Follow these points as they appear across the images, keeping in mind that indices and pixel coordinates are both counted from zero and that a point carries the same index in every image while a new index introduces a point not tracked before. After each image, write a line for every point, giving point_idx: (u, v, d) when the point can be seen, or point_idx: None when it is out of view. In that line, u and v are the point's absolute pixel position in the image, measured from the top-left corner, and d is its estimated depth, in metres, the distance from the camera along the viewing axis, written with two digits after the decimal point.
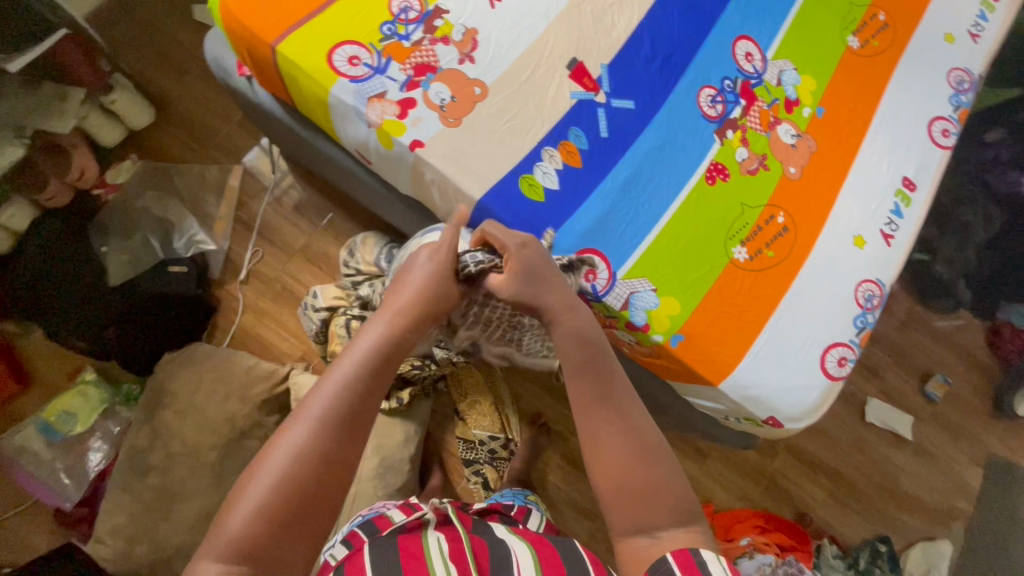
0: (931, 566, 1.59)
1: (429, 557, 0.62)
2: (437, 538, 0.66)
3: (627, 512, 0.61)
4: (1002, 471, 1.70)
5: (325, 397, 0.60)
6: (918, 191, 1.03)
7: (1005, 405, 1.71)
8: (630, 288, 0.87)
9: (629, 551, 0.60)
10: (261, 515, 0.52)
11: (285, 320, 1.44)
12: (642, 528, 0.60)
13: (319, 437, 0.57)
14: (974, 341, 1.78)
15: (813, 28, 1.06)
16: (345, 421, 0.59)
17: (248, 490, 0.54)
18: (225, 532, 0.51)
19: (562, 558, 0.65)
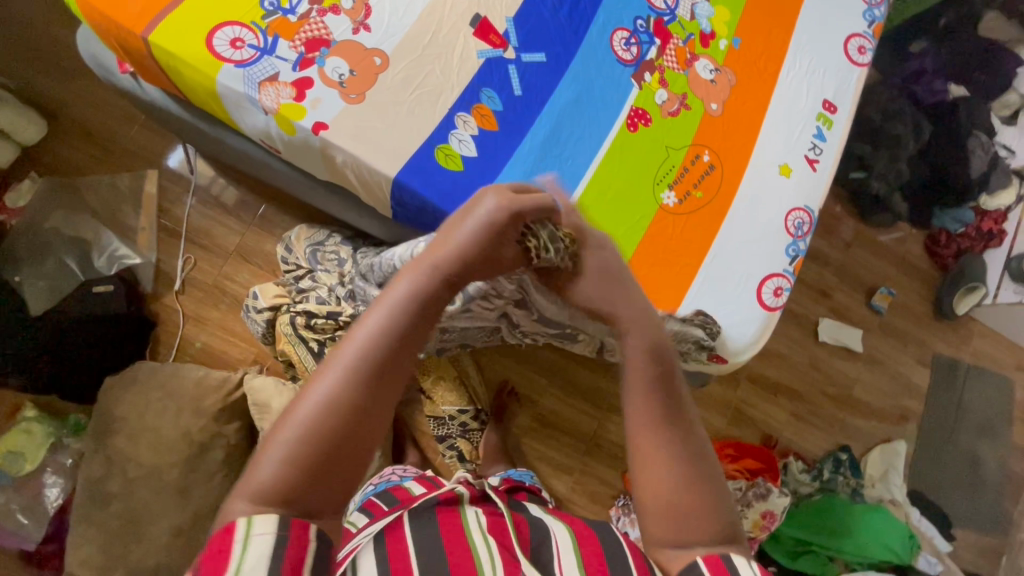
0: (889, 466, 1.69)
1: (468, 528, 0.61)
2: (475, 513, 0.65)
3: (666, 536, 0.56)
4: (946, 369, 1.81)
5: (362, 336, 0.53)
6: (839, 112, 1.03)
7: (945, 306, 1.80)
8: None
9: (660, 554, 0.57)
10: (292, 459, 0.48)
11: (231, 325, 1.39)
12: (677, 542, 0.56)
13: (353, 388, 0.51)
14: (914, 251, 1.86)
15: None
16: (383, 360, 0.53)
17: (279, 433, 0.49)
18: (258, 476, 0.48)
19: (603, 547, 0.59)
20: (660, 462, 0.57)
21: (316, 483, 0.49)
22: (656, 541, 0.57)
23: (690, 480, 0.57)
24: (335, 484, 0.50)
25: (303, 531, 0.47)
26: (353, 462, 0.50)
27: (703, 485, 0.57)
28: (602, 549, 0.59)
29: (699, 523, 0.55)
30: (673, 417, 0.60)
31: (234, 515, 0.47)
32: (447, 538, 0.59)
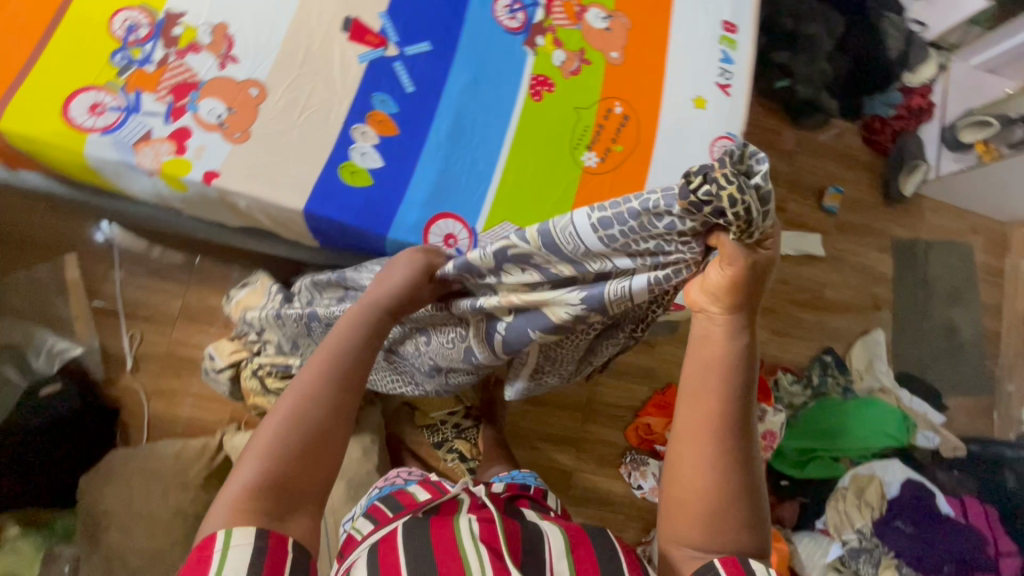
0: (873, 356, 1.73)
1: (458, 536, 0.58)
2: (468, 519, 0.61)
3: (698, 539, 0.59)
4: (906, 251, 1.85)
5: (319, 361, 0.63)
6: (741, 31, 1.01)
7: (893, 192, 1.82)
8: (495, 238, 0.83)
9: (673, 550, 0.61)
10: (265, 473, 0.54)
11: (196, 389, 1.34)
12: (702, 543, 0.59)
13: (320, 394, 0.60)
14: (852, 144, 1.87)
15: None
16: (342, 378, 0.62)
17: (255, 442, 0.56)
18: (234, 483, 0.53)
19: (597, 553, 0.61)
20: (699, 472, 0.59)
21: (291, 491, 0.55)
22: (685, 539, 0.60)
23: (730, 497, 0.59)
24: (304, 493, 0.55)
25: (281, 539, 0.51)
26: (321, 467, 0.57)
27: (743, 511, 0.59)
28: (596, 555, 0.60)
29: (732, 533, 0.59)
30: (733, 439, 0.59)
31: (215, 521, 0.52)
32: (436, 549, 0.57)
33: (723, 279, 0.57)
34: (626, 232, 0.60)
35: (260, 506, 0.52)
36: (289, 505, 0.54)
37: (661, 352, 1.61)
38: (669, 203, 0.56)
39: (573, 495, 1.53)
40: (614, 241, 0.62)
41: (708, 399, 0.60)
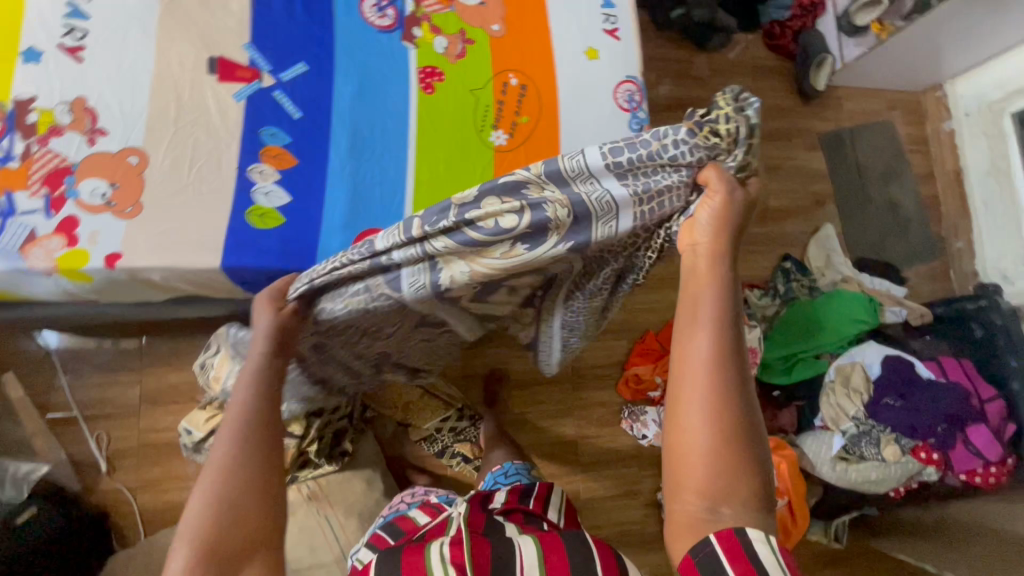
0: (829, 251, 1.78)
1: (427, 565, 0.60)
2: (440, 544, 0.62)
3: (708, 483, 0.61)
4: (834, 143, 1.89)
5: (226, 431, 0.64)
6: None
7: (807, 90, 1.85)
8: None
9: (683, 507, 0.63)
10: (210, 530, 0.57)
11: (181, 471, 1.30)
12: (715, 492, 0.61)
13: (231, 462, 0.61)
14: (759, 53, 1.89)
15: None
16: (248, 438, 0.63)
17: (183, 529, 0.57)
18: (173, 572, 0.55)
19: (567, 554, 0.62)
20: (697, 417, 0.63)
21: (239, 529, 0.58)
22: (696, 488, 0.62)
23: (728, 439, 0.62)
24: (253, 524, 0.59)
25: None
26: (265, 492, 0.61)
27: (746, 456, 0.62)
28: (567, 560, 0.62)
29: (741, 481, 0.62)
30: (728, 379, 0.64)
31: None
32: None
33: (712, 213, 0.73)
34: (635, 158, 0.74)
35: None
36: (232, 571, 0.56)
37: (631, 303, 1.63)
38: (677, 133, 0.73)
39: (584, 462, 1.55)
40: (621, 171, 0.76)
41: (701, 337, 0.66)
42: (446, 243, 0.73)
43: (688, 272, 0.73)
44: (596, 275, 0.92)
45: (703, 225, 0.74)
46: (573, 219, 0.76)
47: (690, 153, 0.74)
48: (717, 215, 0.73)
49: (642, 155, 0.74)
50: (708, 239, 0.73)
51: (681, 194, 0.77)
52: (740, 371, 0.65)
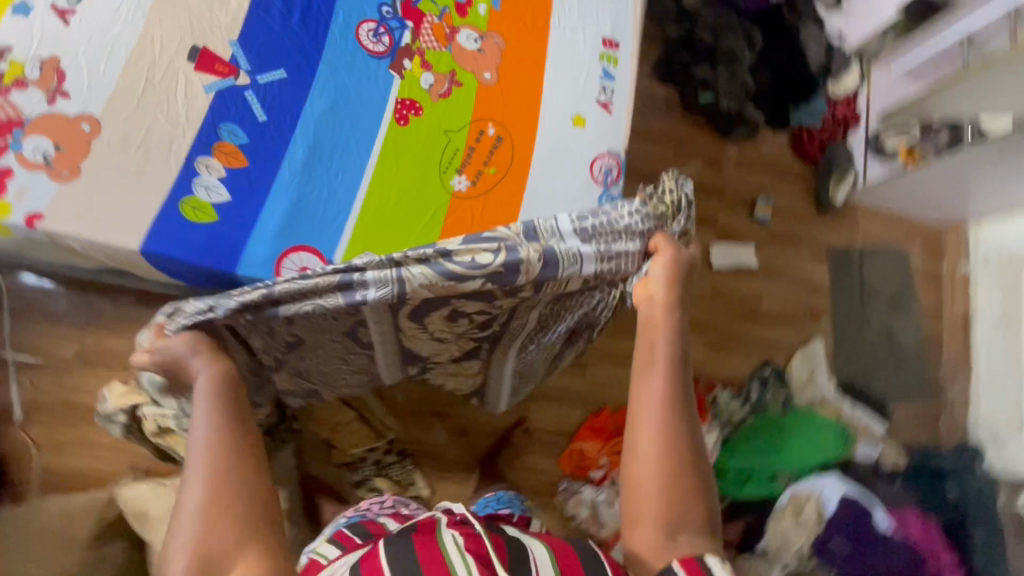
0: (813, 368, 1.70)
1: (444, 551, 0.59)
2: (452, 533, 0.62)
3: (662, 515, 0.70)
4: (841, 259, 1.83)
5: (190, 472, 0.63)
6: (622, 47, 0.99)
7: (823, 200, 1.81)
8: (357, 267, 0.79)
9: (640, 539, 0.70)
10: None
11: (93, 438, 1.27)
12: (668, 526, 0.69)
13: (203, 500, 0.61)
14: (782, 153, 1.86)
15: None
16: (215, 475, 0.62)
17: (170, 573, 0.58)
18: None
19: (581, 560, 0.64)
20: (650, 457, 0.72)
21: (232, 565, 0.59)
22: (652, 520, 0.70)
23: (676, 474, 0.71)
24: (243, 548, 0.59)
25: None
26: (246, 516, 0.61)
27: (695, 482, 0.72)
28: (581, 563, 0.63)
29: (690, 510, 0.70)
30: (678, 419, 0.73)
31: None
32: (425, 563, 0.58)
33: (665, 270, 0.80)
34: (597, 225, 0.79)
35: None
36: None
37: (593, 374, 1.57)
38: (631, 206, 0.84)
39: None
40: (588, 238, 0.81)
41: (653, 381, 0.75)
42: (423, 271, 0.72)
43: (644, 322, 0.80)
44: (549, 335, 0.99)
45: (656, 285, 0.80)
46: (544, 261, 0.76)
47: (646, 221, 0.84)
48: (667, 277, 0.80)
49: (604, 224, 0.79)
50: (665, 291, 0.79)
51: (635, 258, 0.82)
52: (687, 408, 0.75)
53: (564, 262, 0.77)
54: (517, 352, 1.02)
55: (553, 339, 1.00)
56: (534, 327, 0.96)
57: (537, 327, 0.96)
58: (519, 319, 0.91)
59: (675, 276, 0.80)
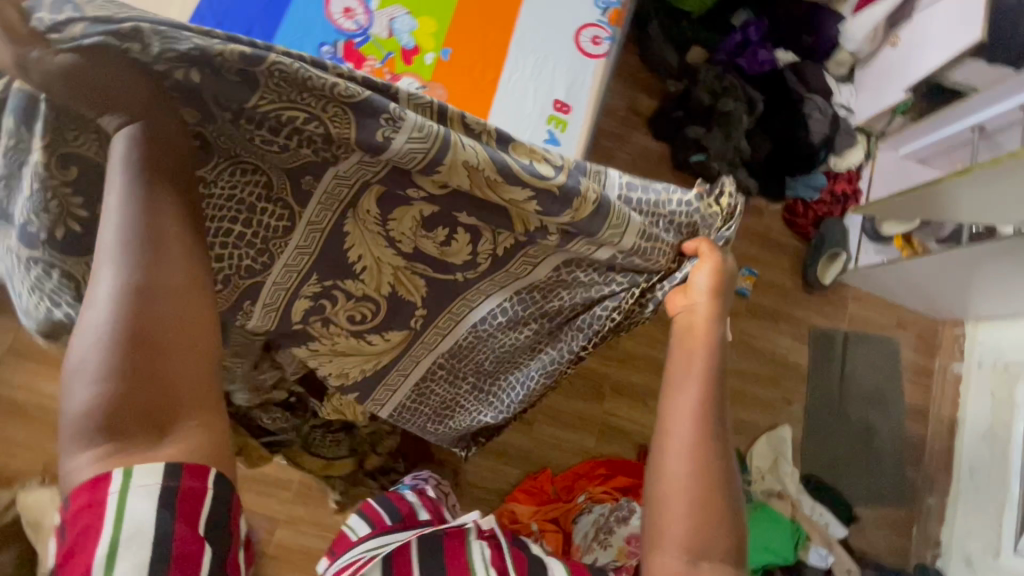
0: (778, 454, 1.60)
1: (471, 563, 0.68)
2: (479, 544, 0.71)
3: (684, 532, 0.65)
4: (823, 342, 1.73)
5: (117, 268, 0.50)
6: (574, 111, 0.94)
7: (811, 279, 1.72)
8: (386, 25, 0.92)
9: (663, 557, 0.65)
10: (115, 403, 0.47)
11: (11, 435, 1.26)
12: (692, 548, 0.65)
13: (122, 306, 0.49)
14: (775, 224, 1.78)
15: None
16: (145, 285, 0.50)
17: (78, 388, 0.47)
18: (70, 420, 0.47)
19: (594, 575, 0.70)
20: (681, 464, 0.67)
21: (170, 389, 0.48)
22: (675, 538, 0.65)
23: (706, 489, 0.66)
24: (190, 380, 0.50)
25: (201, 480, 0.48)
26: (191, 331, 0.51)
27: (722, 505, 0.66)
28: None
29: (719, 534, 0.65)
30: (711, 431, 0.68)
31: (82, 471, 0.46)
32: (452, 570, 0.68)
33: (711, 280, 0.74)
34: (643, 200, 0.73)
35: (112, 444, 0.46)
36: (164, 421, 0.48)
37: (539, 431, 1.51)
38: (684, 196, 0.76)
39: None
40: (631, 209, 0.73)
41: (691, 387, 0.70)
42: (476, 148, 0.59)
43: (683, 328, 0.75)
44: (507, 326, 0.84)
45: (699, 291, 0.75)
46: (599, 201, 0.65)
47: (694, 216, 0.76)
48: (714, 283, 0.74)
49: (650, 200, 0.74)
50: (706, 302, 0.74)
51: (669, 254, 0.76)
52: (720, 422, 0.70)
53: (613, 224, 0.68)
54: (464, 342, 0.86)
55: (511, 332, 0.85)
56: (503, 306, 0.81)
57: (501, 304, 0.81)
58: (495, 283, 0.78)
59: (718, 288, 0.74)
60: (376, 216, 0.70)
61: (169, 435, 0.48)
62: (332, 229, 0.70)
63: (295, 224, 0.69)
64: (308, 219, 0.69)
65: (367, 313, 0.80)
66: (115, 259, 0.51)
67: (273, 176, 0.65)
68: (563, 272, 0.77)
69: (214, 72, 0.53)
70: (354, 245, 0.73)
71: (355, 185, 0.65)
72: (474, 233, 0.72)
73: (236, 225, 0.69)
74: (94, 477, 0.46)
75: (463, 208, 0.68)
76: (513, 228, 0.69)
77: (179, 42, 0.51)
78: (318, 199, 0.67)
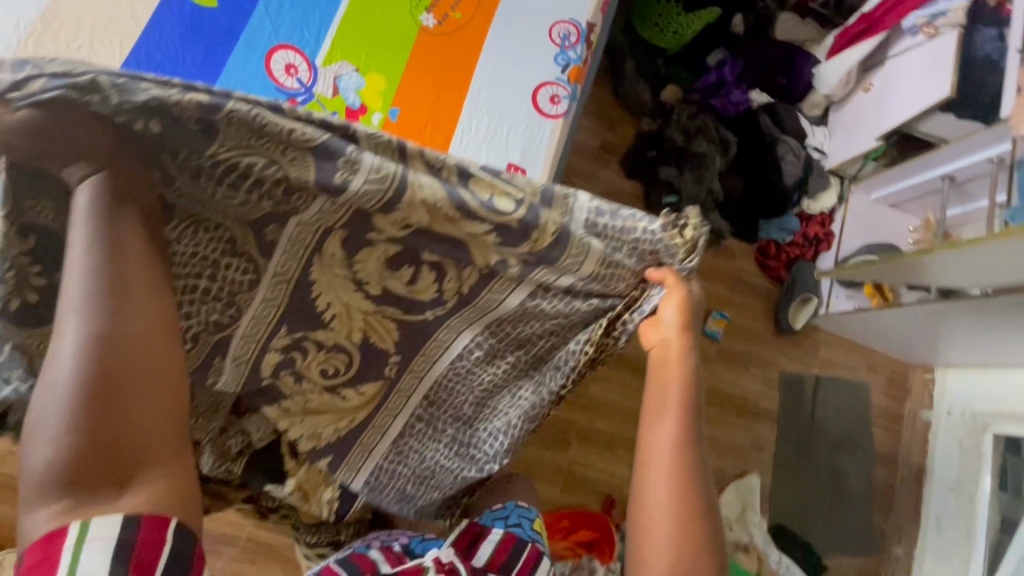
0: (745, 505, 1.56)
1: None
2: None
3: None
4: (794, 387, 1.71)
5: (75, 306, 0.42)
6: (530, 176, 0.90)
7: (783, 322, 1.69)
8: (333, 74, 0.88)
9: None
10: (75, 463, 0.38)
11: None
12: None
13: (90, 356, 0.40)
14: (748, 266, 1.75)
15: (373, 20, 0.92)
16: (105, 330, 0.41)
17: (32, 452, 0.38)
18: (32, 478, 0.38)
19: None
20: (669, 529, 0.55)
21: (133, 442, 0.39)
22: None
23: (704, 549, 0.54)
24: (163, 426, 0.41)
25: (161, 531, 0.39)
26: (165, 384, 0.42)
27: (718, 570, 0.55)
28: None
29: None
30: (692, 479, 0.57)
31: (40, 525, 0.37)
32: None
33: (677, 312, 0.61)
34: (608, 225, 0.59)
35: (69, 501, 0.38)
36: (131, 479, 0.39)
37: None
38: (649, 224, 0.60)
39: None
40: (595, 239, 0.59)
41: (667, 428, 0.58)
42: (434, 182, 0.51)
43: (657, 364, 0.62)
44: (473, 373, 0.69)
45: (668, 325, 0.62)
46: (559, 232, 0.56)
47: (659, 247, 0.60)
48: (682, 314, 0.61)
49: (616, 226, 0.59)
50: (677, 335, 0.61)
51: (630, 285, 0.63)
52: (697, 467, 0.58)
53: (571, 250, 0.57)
54: (423, 399, 0.69)
55: (478, 381, 0.70)
56: (471, 348, 0.66)
57: (466, 347, 0.66)
58: (465, 319, 0.63)
59: (682, 317, 0.61)
60: (340, 260, 0.57)
61: (132, 483, 0.39)
62: (303, 280, 0.57)
63: (261, 279, 0.56)
64: (273, 271, 0.56)
65: (338, 368, 0.64)
66: (82, 275, 0.43)
67: (237, 231, 0.54)
68: (526, 306, 0.62)
69: (174, 125, 0.45)
70: (321, 291, 0.59)
71: (321, 229, 0.54)
72: (438, 271, 0.59)
73: (202, 284, 0.55)
74: (54, 530, 0.37)
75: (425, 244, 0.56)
76: (474, 260, 0.58)
77: (133, 93, 0.43)
78: (284, 248, 0.55)
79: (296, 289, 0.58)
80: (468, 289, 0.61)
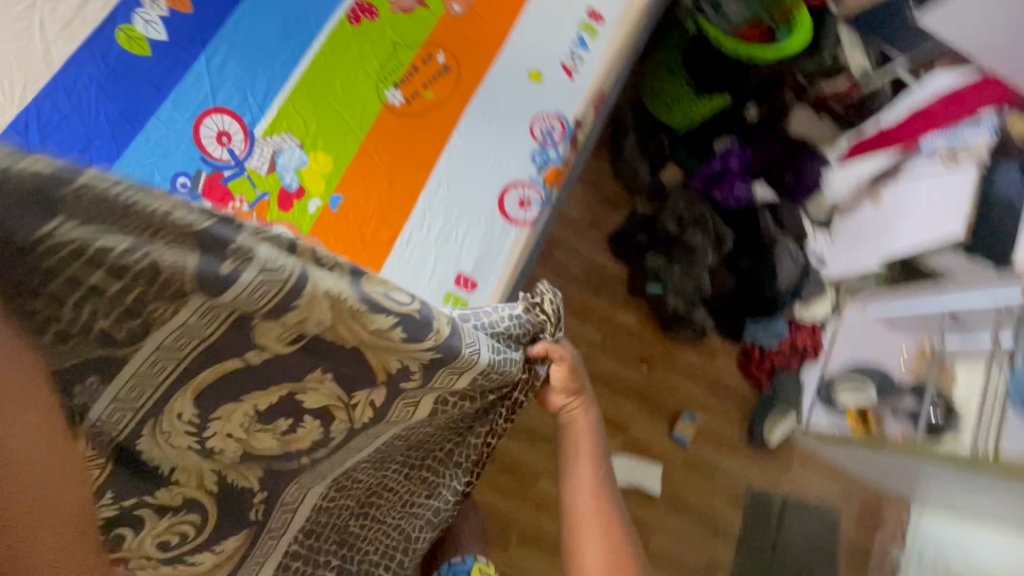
0: None
1: None
2: None
3: None
4: (762, 509, 1.57)
5: None
6: (477, 290, 0.90)
7: (756, 434, 1.60)
8: (275, 147, 0.92)
9: None
10: None
11: None
12: None
13: None
14: (728, 368, 1.66)
15: (339, 92, 0.96)
16: None
17: None
18: None
19: None
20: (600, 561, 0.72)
21: None
22: None
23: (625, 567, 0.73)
24: None
25: None
26: None
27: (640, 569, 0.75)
28: None
29: None
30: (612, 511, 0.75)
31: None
32: None
33: (565, 374, 0.77)
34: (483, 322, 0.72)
35: None
36: None
37: None
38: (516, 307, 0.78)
39: None
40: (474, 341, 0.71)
41: (586, 480, 0.76)
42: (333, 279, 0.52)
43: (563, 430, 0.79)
44: (384, 466, 0.73)
45: (562, 387, 0.78)
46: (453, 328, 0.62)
47: (528, 327, 0.76)
48: (570, 378, 0.78)
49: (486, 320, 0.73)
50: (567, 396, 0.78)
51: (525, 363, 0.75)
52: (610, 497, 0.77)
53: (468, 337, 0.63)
54: (331, 497, 0.70)
55: (388, 472, 0.74)
56: (380, 451, 0.70)
57: (370, 457, 0.69)
58: (370, 435, 0.66)
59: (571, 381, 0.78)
60: (194, 420, 0.57)
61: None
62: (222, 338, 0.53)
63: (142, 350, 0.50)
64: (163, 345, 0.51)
65: (181, 536, 0.62)
66: None
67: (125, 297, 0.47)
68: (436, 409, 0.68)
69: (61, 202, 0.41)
70: (154, 459, 0.59)
71: (204, 345, 0.53)
72: (323, 418, 0.62)
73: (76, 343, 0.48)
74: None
75: (248, 393, 0.58)
76: (374, 369, 0.60)
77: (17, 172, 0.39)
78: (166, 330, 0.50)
79: (122, 451, 0.57)
80: (360, 424, 0.64)
